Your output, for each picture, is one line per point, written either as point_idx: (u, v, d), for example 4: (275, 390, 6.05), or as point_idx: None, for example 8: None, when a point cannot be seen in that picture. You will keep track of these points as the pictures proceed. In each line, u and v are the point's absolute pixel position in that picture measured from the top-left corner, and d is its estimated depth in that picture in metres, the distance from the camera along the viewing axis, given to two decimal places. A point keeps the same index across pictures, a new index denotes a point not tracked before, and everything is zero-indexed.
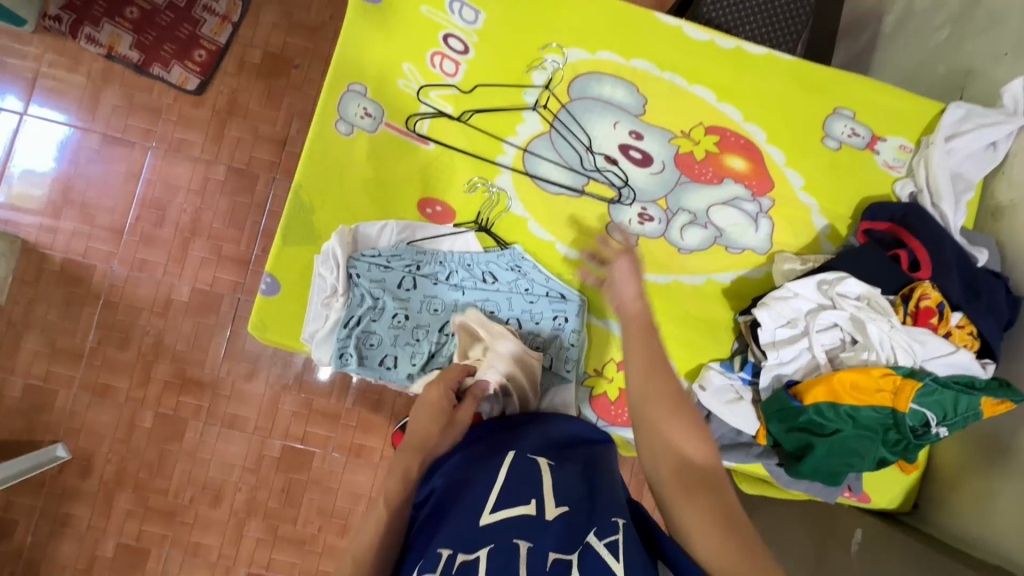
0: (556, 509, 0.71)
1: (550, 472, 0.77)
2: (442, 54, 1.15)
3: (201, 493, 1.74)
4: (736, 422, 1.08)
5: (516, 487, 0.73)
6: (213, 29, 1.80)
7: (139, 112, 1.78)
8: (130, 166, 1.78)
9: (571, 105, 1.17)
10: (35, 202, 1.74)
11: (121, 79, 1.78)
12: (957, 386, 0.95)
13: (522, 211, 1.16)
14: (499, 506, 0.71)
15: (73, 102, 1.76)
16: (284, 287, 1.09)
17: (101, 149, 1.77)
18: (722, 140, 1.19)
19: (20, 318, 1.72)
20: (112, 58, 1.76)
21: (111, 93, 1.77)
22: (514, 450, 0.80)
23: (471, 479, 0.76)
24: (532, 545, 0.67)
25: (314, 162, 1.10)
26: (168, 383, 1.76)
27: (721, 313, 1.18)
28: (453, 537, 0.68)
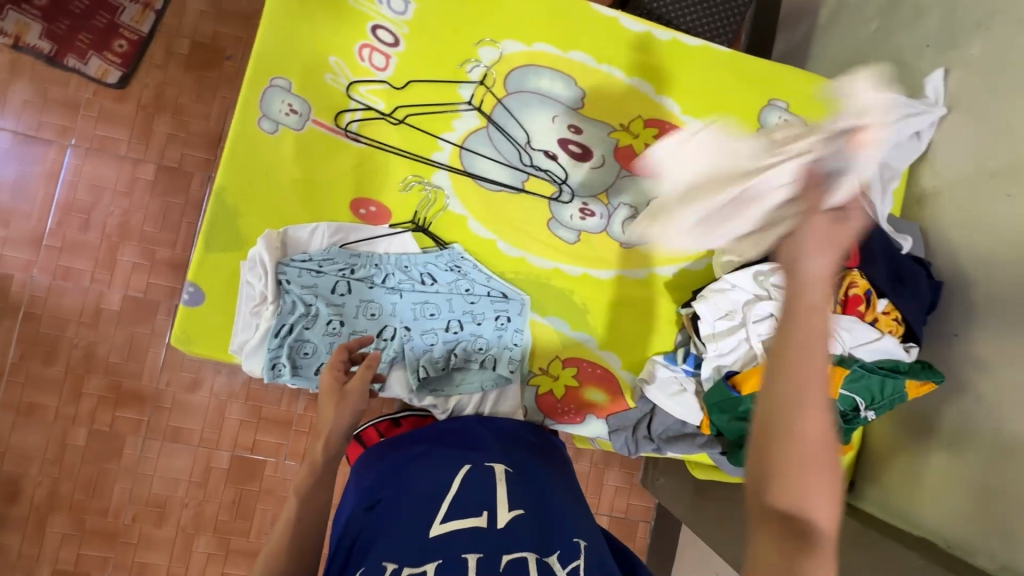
0: (508, 515, 0.75)
1: (505, 481, 0.82)
2: (371, 47, 1.09)
3: (144, 511, 1.65)
4: (679, 413, 1.10)
5: (470, 500, 0.77)
6: (133, 17, 1.68)
7: (54, 108, 1.64)
8: (47, 166, 1.64)
9: (508, 99, 1.14)
10: None
11: (31, 72, 1.63)
12: (882, 370, 0.99)
13: (462, 209, 1.13)
14: (450, 515, 0.74)
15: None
16: (209, 297, 1.03)
17: (12, 148, 1.63)
18: (661, 133, 1.18)
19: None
20: (19, 48, 1.61)
21: (20, 87, 1.62)
22: (469, 463, 0.85)
23: (429, 488, 0.79)
24: (482, 555, 0.68)
25: (235, 162, 1.03)
26: (103, 397, 1.65)
27: (665, 306, 1.19)
28: (404, 547, 0.70)
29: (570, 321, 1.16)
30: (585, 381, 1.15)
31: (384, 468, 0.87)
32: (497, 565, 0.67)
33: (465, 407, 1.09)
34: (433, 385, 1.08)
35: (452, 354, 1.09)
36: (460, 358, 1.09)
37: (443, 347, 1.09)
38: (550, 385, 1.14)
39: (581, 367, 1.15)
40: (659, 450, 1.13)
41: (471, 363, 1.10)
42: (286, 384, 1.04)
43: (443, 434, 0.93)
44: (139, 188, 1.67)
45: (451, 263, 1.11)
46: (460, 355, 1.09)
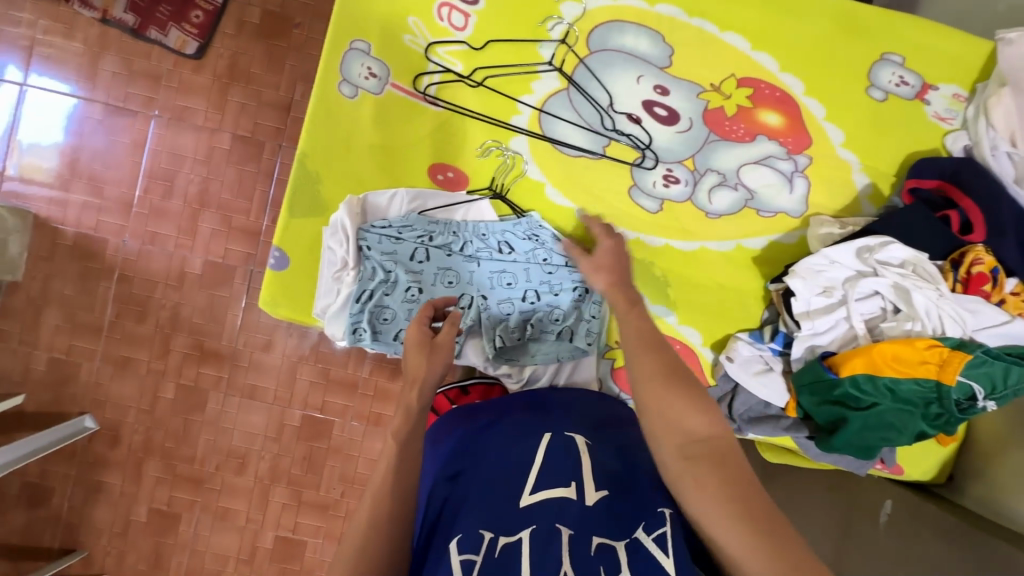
0: (596, 495, 0.71)
1: (588, 454, 0.77)
2: (450, 6, 1.05)
3: (226, 461, 1.77)
4: (765, 395, 1.03)
5: (553, 470, 0.75)
6: None
7: (139, 79, 1.71)
8: (135, 136, 1.73)
9: (590, 59, 1.08)
10: (44, 175, 1.71)
11: (118, 44, 1.70)
12: (1009, 357, 0.89)
13: (539, 175, 1.10)
14: (537, 488, 0.73)
15: (71, 70, 1.69)
16: (293, 263, 1.05)
17: (103, 119, 1.72)
18: (755, 93, 1.09)
19: (37, 293, 1.72)
20: (108, 22, 1.68)
21: (109, 59, 1.70)
22: (549, 432, 0.81)
23: (511, 459, 0.77)
24: (573, 533, 0.67)
25: (316, 129, 1.03)
26: (188, 355, 1.77)
27: (751, 281, 1.12)
28: (497, 519, 0.70)
29: (650, 294, 1.12)
30: None
31: (464, 438, 0.85)
32: (589, 549, 0.66)
33: (542, 377, 1.08)
34: (511, 353, 1.06)
35: (530, 324, 1.07)
36: (538, 327, 1.07)
37: (521, 316, 1.08)
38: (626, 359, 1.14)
39: None
40: (740, 430, 1.08)
41: (547, 334, 1.07)
42: (367, 350, 1.05)
43: (518, 401, 0.91)
44: (216, 156, 1.73)
45: (528, 231, 1.09)
46: (538, 325, 1.08)
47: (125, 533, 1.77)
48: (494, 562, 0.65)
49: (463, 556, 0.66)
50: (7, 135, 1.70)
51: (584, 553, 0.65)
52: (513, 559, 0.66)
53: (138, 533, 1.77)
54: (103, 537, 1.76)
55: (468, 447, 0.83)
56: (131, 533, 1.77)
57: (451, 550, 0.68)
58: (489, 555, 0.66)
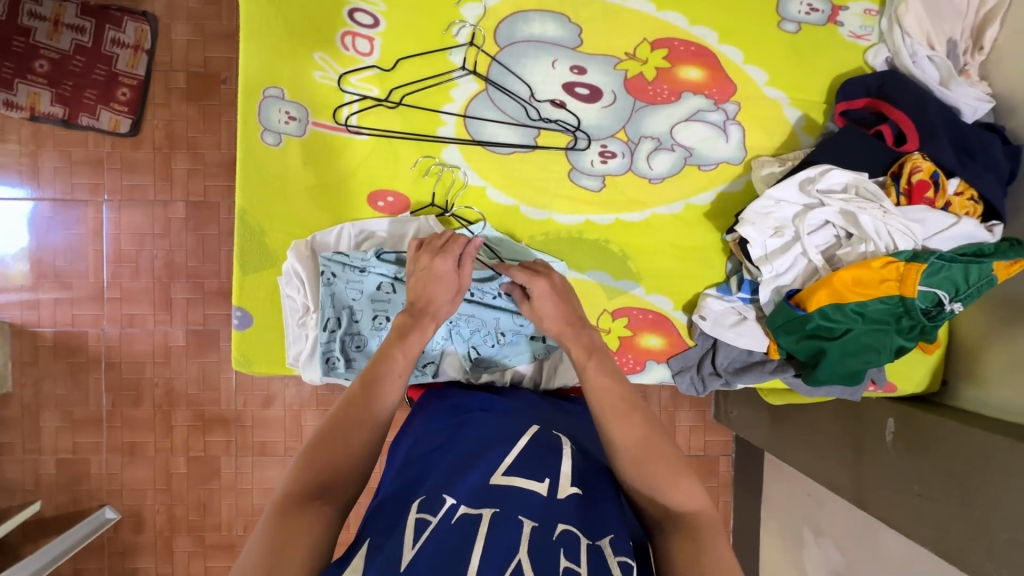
0: (569, 488, 0.73)
1: (569, 448, 0.80)
2: (353, 33, 1.05)
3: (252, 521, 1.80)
4: (744, 343, 1.05)
5: (533, 463, 0.75)
6: (128, 63, 1.69)
7: (82, 168, 1.71)
8: (90, 225, 1.72)
9: (502, 56, 1.08)
10: (11, 282, 1.72)
11: (54, 139, 1.70)
12: (964, 258, 0.88)
13: (479, 180, 1.10)
14: (514, 470, 0.73)
15: (14, 174, 1.70)
16: (257, 319, 1.07)
17: (55, 215, 1.71)
18: (671, 53, 1.10)
19: (31, 399, 1.73)
20: (37, 119, 1.67)
21: (48, 155, 1.70)
22: (536, 425, 0.85)
23: (494, 444, 0.79)
24: (536, 524, 0.66)
25: (252, 182, 1.05)
26: (192, 427, 1.78)
27: (708, 236, 1.12)
28: (462, 491, 0.71)
29: (612, 271, 1.12)
30: (638, 329, 1.12)
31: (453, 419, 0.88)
32: (551, 534, 0.65)
33: (521, 380, 1.08)
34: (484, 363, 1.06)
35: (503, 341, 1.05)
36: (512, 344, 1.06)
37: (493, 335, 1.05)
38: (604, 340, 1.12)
39: (631, 316, 1.12)
40: (728, 383, 1.10)
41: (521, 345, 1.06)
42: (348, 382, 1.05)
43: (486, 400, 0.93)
44: (174, 228, 1.73)
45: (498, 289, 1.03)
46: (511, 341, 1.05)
47: None
48: (449, 525, 0.65)
49: (419, 514, 0.67)
50: None
51: (544, 542, 0.63)
52: (468, 526, 0.65)
53: None
54: None
55: (457, 432, 0.84)
56: None
57: (410, 510, 0.69)
58: (443, 520, 0.66)
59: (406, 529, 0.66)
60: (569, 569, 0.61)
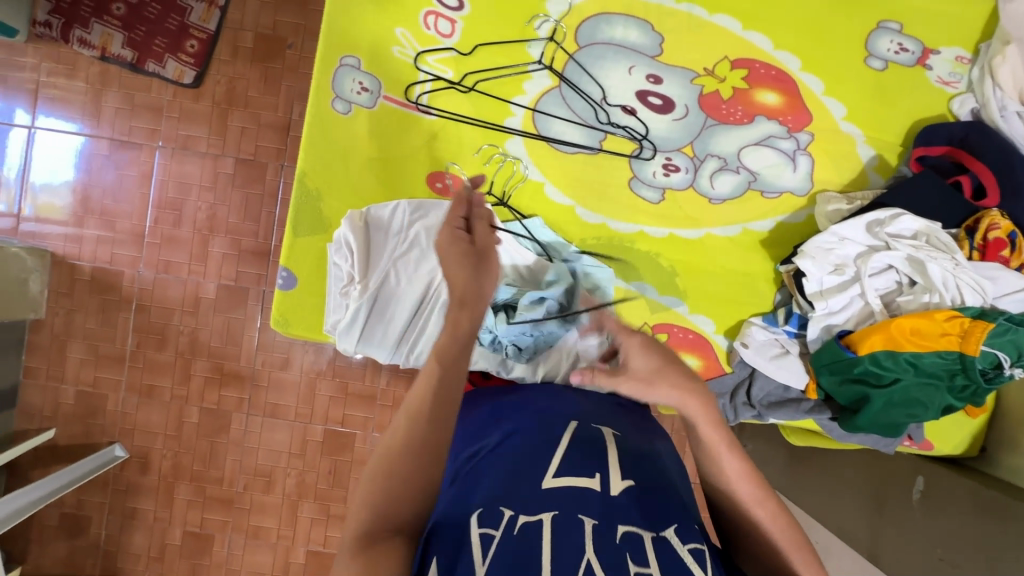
0: (622, 483, 0.74)
1: (615, 446, 0.80)
2: (436, 13, 1.05)
3: (254, 480, 1.82)
4: (782, 378, 1.03)
5: (581, 460, 0.75)
6: (201, 16, 1.72)
7: (142, 113, 1.75)
8: (141, 168, 1.76)
9: (580, 55, 1.07)
10: (58, 214, 1.76)
11: (119, 80, 1.73)
12: None
13: (538, 175, 1.09)
14: (563, 473, 0.73)
15: (77, 109, 1.74)
16: (300, 281, 1.07)
17: (111, 155, 1.76)
18: (750, 74, 1.08)
19: (62, 329, 1.78)
20: (106, 59, 1.71)
21: (111, 96, 1.74)
22: (577, 420, 0.83)
23: (540, 442, 0.78)
24: (598, 523, 0.67)
25: (316, 146, 1.06)
26: (209, 378, 1.81)
27: (761, 264, 1.10)
28: (520, 501, 0.70)
29: (657, 286, 1.10)
30: (677, 347, 1.10)
31: (486, 419, 0.87)
32: (615, 538, 0.66)
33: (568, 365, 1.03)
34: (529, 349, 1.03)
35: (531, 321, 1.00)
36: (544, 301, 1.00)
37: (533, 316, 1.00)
38: None
39: (671, 333, 1.10)
40: (760, 416, 1.08)
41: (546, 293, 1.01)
42: (403, 364, 1.10)
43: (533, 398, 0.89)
44: (221, 182, 1.76)
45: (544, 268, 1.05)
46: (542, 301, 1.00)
47: (163, 556, 1.84)
48: (513, 538, 0.65)
49: (483, 530, 0.66)
50: (21, 177, 1.75)
51: (609, 543, 0.66)
52: (533, 539, 0.65)
53: (174, 556, 1.84)
54: (142, 560, 1.84)
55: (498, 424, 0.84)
56: (169, 556, 1.84)
57: (471, 524, 0.68)
58: (507, 533, 0.65)
59: (473, 545, 0.65)
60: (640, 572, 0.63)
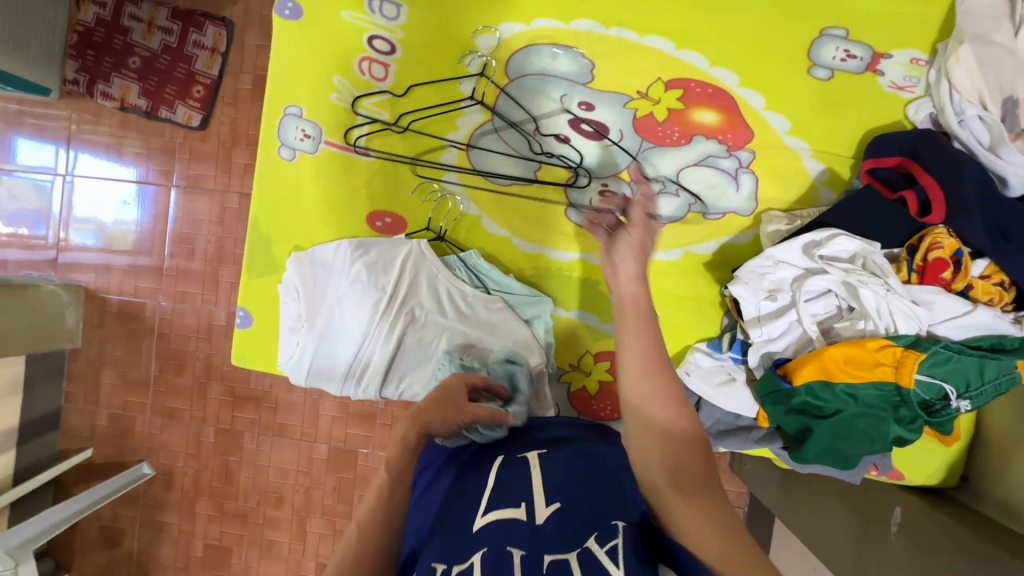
0: (545, 510, 0.68)
1: (539, 467, 0.75)
2: (370, 59, 1.09)
3: (265, 496, 1.92)
4: (731, 406, 1.00)
5: (507, 493, 0.71)
6: (205, 63, 1.84)
7: (156, 156, 1.89)
8: (158, 208, 1.91)
9: (511, 87, 1.08)
10: (90, 252, 1.93)
11: (136, 127, 1.89)
12: (979, 351, 0.80)
13: (475, 208, 1.11)
14: (489, 510, 0.70)
15: (103, 156, 1.90)
16: (256, 320, 1.14)
17: (134, 195, 1.91)
18: (686, 94, 1.05)
19: (95, 356, 1.95)
20: (125, 109, 1.86)
21: (130, 142, 1.89)
22: (503, 454, 0.81)
23: (464, 488, 0.75)
24: (525, 555, 0.63)
25: (265, 192, 1.13)
26: (223, 400, 1.93)
27: (705, 288, 1.07)
28: (454, 552, 0.66)
29: (598, 313, 1.09)
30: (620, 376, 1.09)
31: (437, 477, 0.82)
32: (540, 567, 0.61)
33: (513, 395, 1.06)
34: None
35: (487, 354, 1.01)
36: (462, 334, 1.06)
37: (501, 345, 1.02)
38: (583, 381, 1.11)
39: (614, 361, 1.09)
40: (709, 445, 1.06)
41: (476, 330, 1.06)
42: (354, 397, 1.13)
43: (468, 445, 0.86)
44: (228, 216, 1.89)
45: (489, 308, 1.08)
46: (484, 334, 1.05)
47: (188, 566, 1.97)
48: None
49: None
50: (67, 217, 1.93)
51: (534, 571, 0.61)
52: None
53: (198, 567, 1.97)
54: (170, 571, 1.98)
55: (445, 475, 0.81)
56: (192, 566, 1.97)
57: None
58: None
59: None
60: None
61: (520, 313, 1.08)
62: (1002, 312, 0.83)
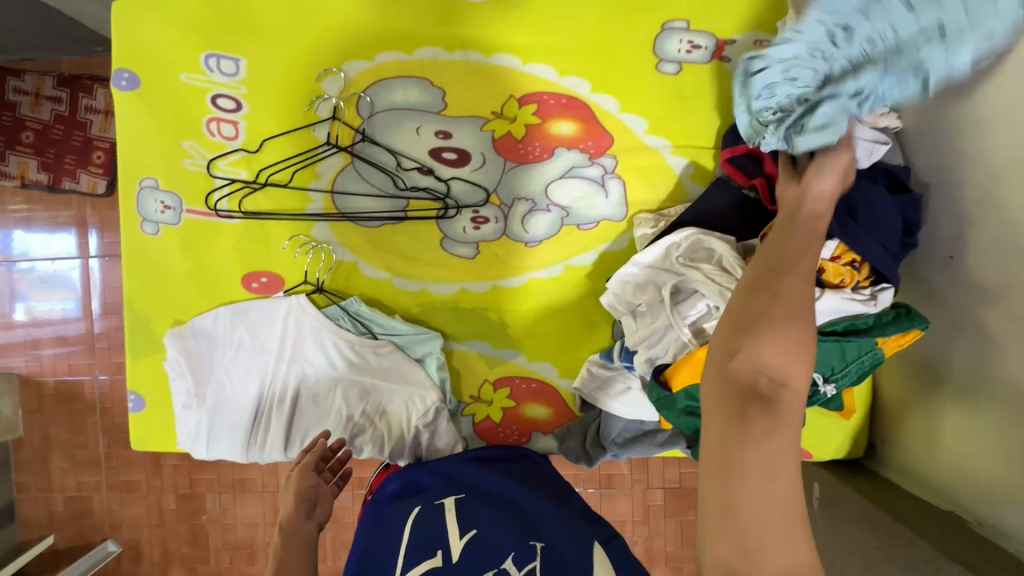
0: (462, 543, 0.69)
1: (456, 512, 0.74)
2: (217, 119, 1.06)
3: (236, 555, 1.77)
4: (632, 415, 0.99)
5: (421, 543, 0.70)
6: (101, 126, 1.65)
7: (66, 224, 1.71)
8: (82, 282, 1.73)
9: (366, 127, 1.05)
10: (18, 336, 1.75)
11: (44, 204, 1.71)
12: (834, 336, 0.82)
13: (350, 255, 1.08)
14: (407, 561, 0.68)
15: (12, 232, 1.72)
16: (149, 402, 1.11)
17: (56, 262, 1.72)
18: (541, 107, 1.03)
19: (40, 443, 1.78)
20: (27, 186, 1.66)
21: (39, 220, 1.71)
22: (420, 504, 0.77)
23: (380, 550, 0.72)
24: None
25: (135, 270, 1.09)
26: (178, 465, 1.78)
27: (591, 299, 1.06)
28: None
29: (491, 340, 1.08)
30: (522, 399, 1.09)
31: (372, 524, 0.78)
32: None
33: (419, 440, 1.04)
34: (380, 432, 1.04)
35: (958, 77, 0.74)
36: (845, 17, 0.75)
37: (813, 69, 0.78)
38: (486, 411, 1.10)
39: (514, 386, 1.08)
40: (617, 455, 1.04)
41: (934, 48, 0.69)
42: (262, 462, 1.10)
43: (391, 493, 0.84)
44: None
45: (377, 355, 1.05)
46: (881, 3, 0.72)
47: None
48: None
49: None
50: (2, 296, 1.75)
51: None
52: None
53: None
54: None
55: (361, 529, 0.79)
56: None
57: None
58: None
59: None
60: None
61: (411, 353, 1.07)
62: (852, 291, 0.85)
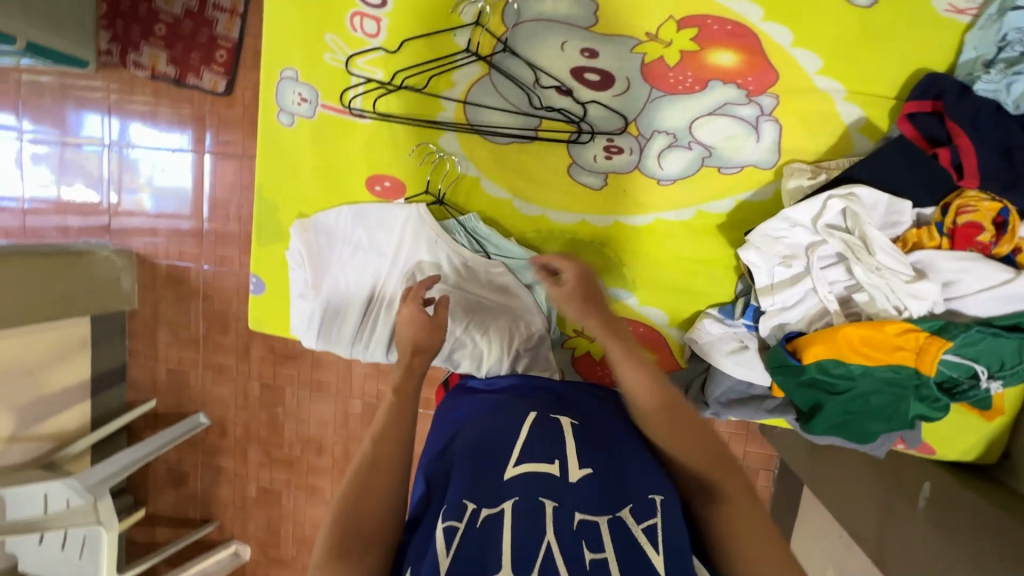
0: (582, 470, 0.66)
1: (574, 433, 0.73)
2: (361, 14, 1.03)
3: (307, 446, 1.89)
4: (741, 374, 0.94)
5: (540, 446, 0.69)
6: (225, 26, 1.68)
7: (188, 120, 1.75)
8: (196, 174, 1.79)
9: (508, 37, 1.00)
10: (137, 218, 1.86)
11: (169, 96, 1.76)
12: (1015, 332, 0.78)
13: (474, 170, 1.07)
14: (523, 459, 0.67)
15: (138, 118, 1.79)
16: (269, 287, 1.18)
17: (175, 152, 1.79)
18: (701, 33, 0.92)
19: (150, 317, 1.93)
20: (156, 78, 1.74)
21: (164, 111, 1.77)
22: (535, 411, 0.76)
23: (487, 437, 0.71)
24: (558, 506, 0.61)
25: (268, 158, 1.13)
26: (265, 358, 1.90)
27: (717, 249, 1.00)
28: (484, 492, 0.64)
29: (605, 277, 1.06)
30: None
31: (473, 411, 0.78)
32: (572, 524, 0.60)
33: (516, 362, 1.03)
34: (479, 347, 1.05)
35: None
36: None
37: None
38: (587, 346, 1.10)
39: None
40: (717, 414, 1.01)
41: None
42: (364, 359, 1.15)
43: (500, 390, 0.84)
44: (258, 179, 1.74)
45: (489, 273, 1.05)
46: None
47: (244, 505, 2.00)
48: (474, 532, 0.59)
49: (446, 523, 0.60)
50: (123, 178, 1.85)
51: (566, 528, 0.59)
52: (494, 528, 0.59)
53: (252, 507, 1.99)
54: (229, 509, 2.01)
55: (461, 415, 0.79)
56: (249, 506, 1.99)
57: (436, 520, 0.61)
58: (470, 525, 0.59)
59: (435, 540, 0.58)
60: (597, 561, 0.56)
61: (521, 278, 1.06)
62: None
